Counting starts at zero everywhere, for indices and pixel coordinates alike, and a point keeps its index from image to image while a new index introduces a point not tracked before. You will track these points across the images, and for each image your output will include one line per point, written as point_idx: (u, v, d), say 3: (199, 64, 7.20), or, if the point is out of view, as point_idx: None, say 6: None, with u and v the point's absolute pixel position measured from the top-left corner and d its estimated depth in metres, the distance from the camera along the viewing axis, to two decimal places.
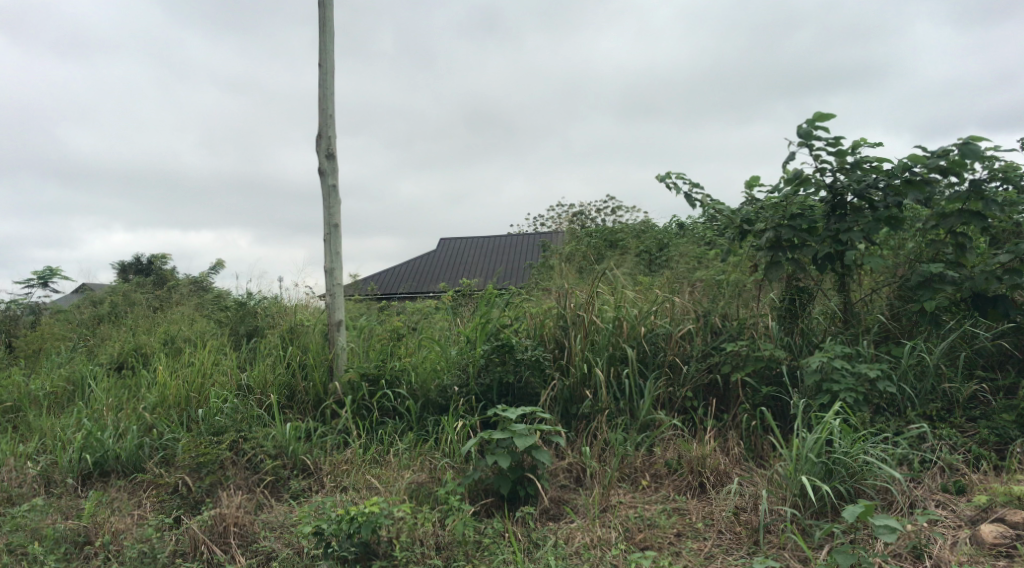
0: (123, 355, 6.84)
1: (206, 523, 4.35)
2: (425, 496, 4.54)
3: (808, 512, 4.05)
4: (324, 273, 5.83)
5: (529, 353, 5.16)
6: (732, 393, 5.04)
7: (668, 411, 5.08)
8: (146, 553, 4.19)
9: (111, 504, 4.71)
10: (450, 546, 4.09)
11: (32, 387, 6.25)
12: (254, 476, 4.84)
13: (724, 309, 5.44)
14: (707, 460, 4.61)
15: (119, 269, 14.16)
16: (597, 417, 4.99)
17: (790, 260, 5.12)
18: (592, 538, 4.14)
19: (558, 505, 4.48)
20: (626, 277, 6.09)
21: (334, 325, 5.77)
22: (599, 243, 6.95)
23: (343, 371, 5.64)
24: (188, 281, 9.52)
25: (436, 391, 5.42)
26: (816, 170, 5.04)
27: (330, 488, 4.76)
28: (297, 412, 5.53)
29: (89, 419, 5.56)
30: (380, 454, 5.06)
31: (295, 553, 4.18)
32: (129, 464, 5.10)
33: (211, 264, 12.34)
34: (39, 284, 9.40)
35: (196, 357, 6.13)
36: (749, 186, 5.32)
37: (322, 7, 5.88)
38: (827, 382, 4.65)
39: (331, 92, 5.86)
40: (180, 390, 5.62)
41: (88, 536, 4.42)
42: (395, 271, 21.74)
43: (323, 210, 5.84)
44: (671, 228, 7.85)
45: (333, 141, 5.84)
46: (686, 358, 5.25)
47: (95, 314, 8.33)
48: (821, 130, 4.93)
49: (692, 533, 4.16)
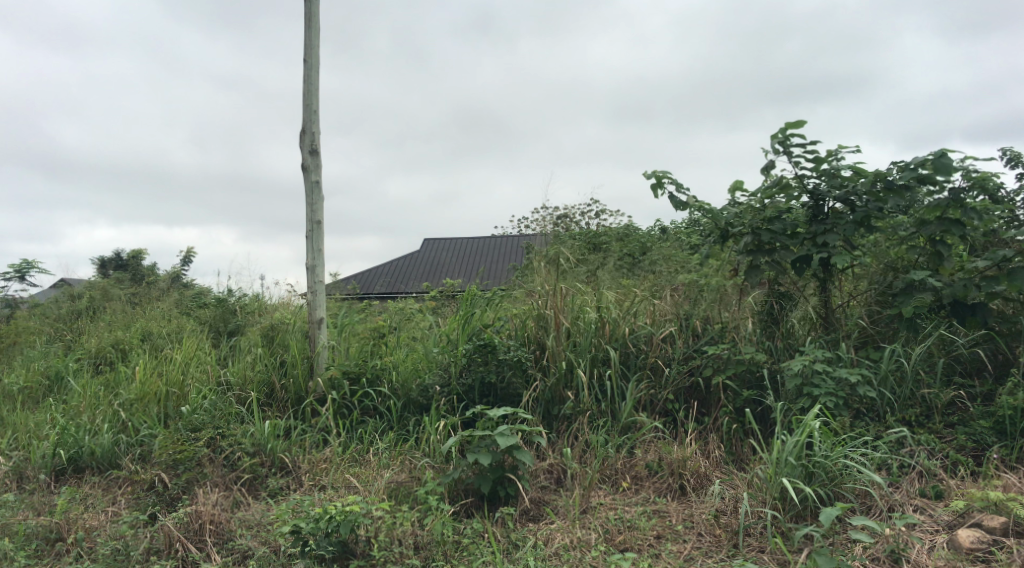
0: (99, 350, 6.75)
1: (182, 520, 4.29)
2: (405, 495, 4.52)
3: (787, 514, 4.06)
4: (306, 270, 5.80)
5: (511, 353, 5.14)
6: (714, 396, 5.05)
7: (649, 414, 5.09)
8: (120, 550, 4.16)
9: (84, 501, 4.66)
10: (428, 546, 4.06)
11: (7, 382, 6.16)
12: (231, 473, 4.76)
13: (706, 312, 5.47)
14: (688, 463, 4.61)
15: (98, 263, 14.01)
16: (579, 418, 4.99)
17: (771, 263, 5.16)
18: (572, 539, 4.13)
19: (539, 506, 4.46)
20: (609, 278, 6.07)
21: (316, 322, 5.74)
22: (585, 242, 6.96)
23: (324, 368, 5.60)
24: (168, 277, 9.46)
25: (417, 390, 5.39)
26: (797, 176, 5.07)
27: (308, 487, 4.72)
28: (276, 410, 5.48)
29: (65, 415, 5.48)
30: (360, 453, 5.03)
31: (271, 552, 4.12)
32: (105, 460, 5.04)
33: (184, 257, 12.31)
34: (16, 276, 9.30)
35: (176, 353, 6.07)
36: (732, 190, 5.33)
37: (308, 2, 5.84)
38: (807, 386, 4.67)
39: (315, 88, 5.82)
40: (158, 386, 5.54)
41: (60, 532, 4.35)
42: (382, 271, 21.68)
43: (306, 206, 5.79)
44: (653, 232, 7.88)
45: (317, 136, 5.80)
46: (667, 360, 5.25)
47: (73, 308, 8.23)
48: (800, 138, 4.97)
49: (672, 535, 4.15)
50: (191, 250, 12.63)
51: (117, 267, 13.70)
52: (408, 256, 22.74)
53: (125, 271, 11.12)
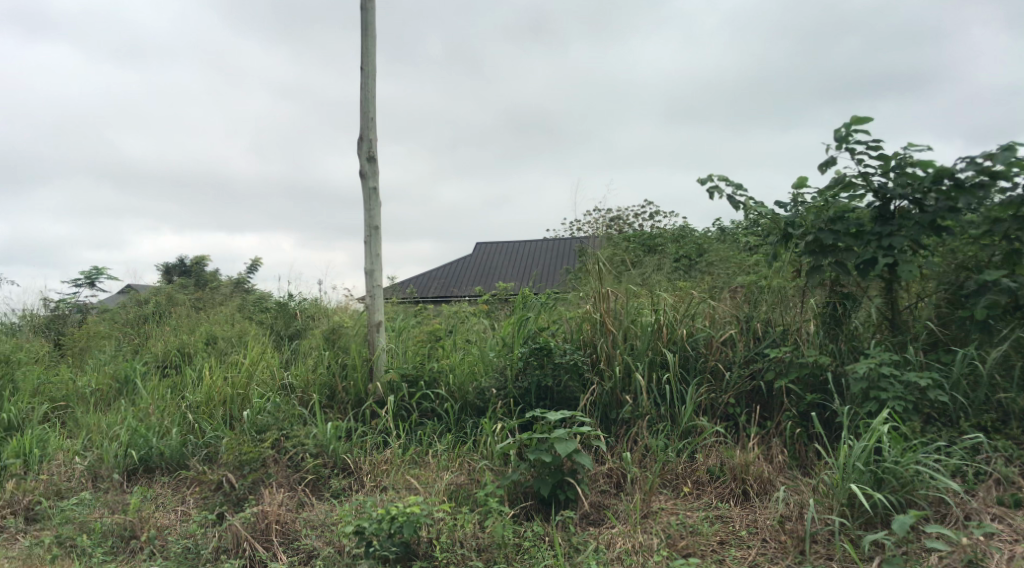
0: (165, 353, 6.97)
1: (248, 520, 4.38)
2: (465, 498, 4.55)
3: (857, 522, 3.98)
4: (364, 274, 5.88)
5: (567, 357, 5.11)
6: (776, 400, 4.99)
7: (710, 418, 5.03)
8: (190, 548, 4.28)
9: (155, 500, 4.81)
10: (490, 549, 4.07)
11: (80, 385, 6.40)
12: (296, 474, 4.86)
13: (766, 314, 5.39)
14: (751, 468, 4.54)
15: (163, 270, 14.44)
16: (637, 422, 4.96)
17: (833, 264, 5.05)
18: (634, 544, 4.09)
19: (598, 509, 4.44)
20: (665, 282, 5.97)
21: (374, 326, 5.82)
22: (640, 245, 6.91)
23: (383, 371, 5.68)
24: (230, 282, 9.72)
25: (474, 393, 5.44)
26: (861, 174, 4.95)
27: (370, 488, 4.78)
28: (337, 411, 5.58)
29: (136, 416, 5.67)
30: (420, 455, 5.08)
31: (336, 552, 4.19)
32: (174, 461, 5.20)
33: (248, 263, 12.64)
34: (86, 283, 9.65)
35: (240, 357, 6.24)
36: (794, 189, 5.23)
37: (364, 11, 5.94)
38: (874, 390, 4.53)
39: (372, 96, 5.91)
40: (224, 390, 5.71)
41: (134, 531, 4.50)
42: (438, 276, 21.86)
43: (363, 212, 5.88)
44: (709, 233, 7.79)
45: (374, 143, 5.88)
46: (728, 364, 5.20)
47: (140, 312, 8.51)
48: (863, 133, 4.85)
49: (736, 541, 4.10)
50: (256, 258, 12.86)
51: (182, 273, 14.16)
52: (462, 260, 22.95)
53: (190, 276, 11.48)
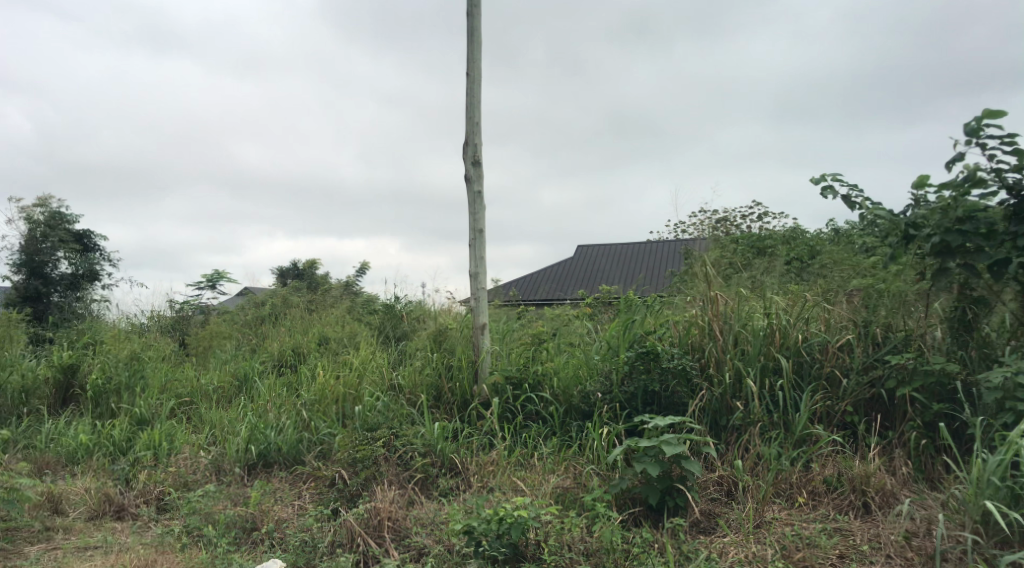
0: (281, 353, 7.28)
1: (362, 516, 4.53)
2: (571, 501, 4.54)
3: (991, 540, 3.72)
4: (470, 277, 5.97)
5: (675, 361, 5.02)
6: (898, 409, 4.76)
7: (827, 426, 4.84)
8: (307, 541, 4.46)
9: (274, 494, 5.03)
10: (598, 553, 4.04)
11: (204, 382, 6.77)
12: (405, 472, 4.96)
13: (887, 319, 5.14)
14: (872, 479, 4.35)
15: (278, 273, 15.12)
16: (749, 430, 4.79)
17: (961, 267, 4.74)
18: (747, 554, 3.98)
19: (709, 518, 4.34)
20: (776, 284, 5.80)
21: (479, 328, 5.88)
22: (748, 247, 6.71)
23: (488, 373, 5.75)
24: (341, 285, 10.08)
25: (579, 396, 5.42)
26: (993, 170, 4.64)
27: (477, 488, 4.84)
28: (444, 412, 5.68)
29: (255, 413, 5.95)
30: (525, 457, 5.11)
31: (445, 550, 4.26)
32: (291, 456, 5.44)
33: (356, 267, 13.09)
34: (208, 286, 10.22)
35: (350, 358, 6.45)
36: (917, 187, 4.95)
37: (469, 17, 6.03)
38: (1010, 400, 4.24)
39: (477, 101, 5.99)
40: (337, 389, 5.91)
41: (255, 522, 4.72)
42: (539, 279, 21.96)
43: (469, 216, 5.97)
44: (822, 233, 7.49)
45: (479, 148, 5.96)
46: (846, 370, 4.98)
47: (258, 314, 8.93)
48: (995, 126, 4.54)
49: (857, 555, 3.92)
50: (364, 262, 13.30)
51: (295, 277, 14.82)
52: (562, 263, 22.98)
53: (303, 280, 11.98)
